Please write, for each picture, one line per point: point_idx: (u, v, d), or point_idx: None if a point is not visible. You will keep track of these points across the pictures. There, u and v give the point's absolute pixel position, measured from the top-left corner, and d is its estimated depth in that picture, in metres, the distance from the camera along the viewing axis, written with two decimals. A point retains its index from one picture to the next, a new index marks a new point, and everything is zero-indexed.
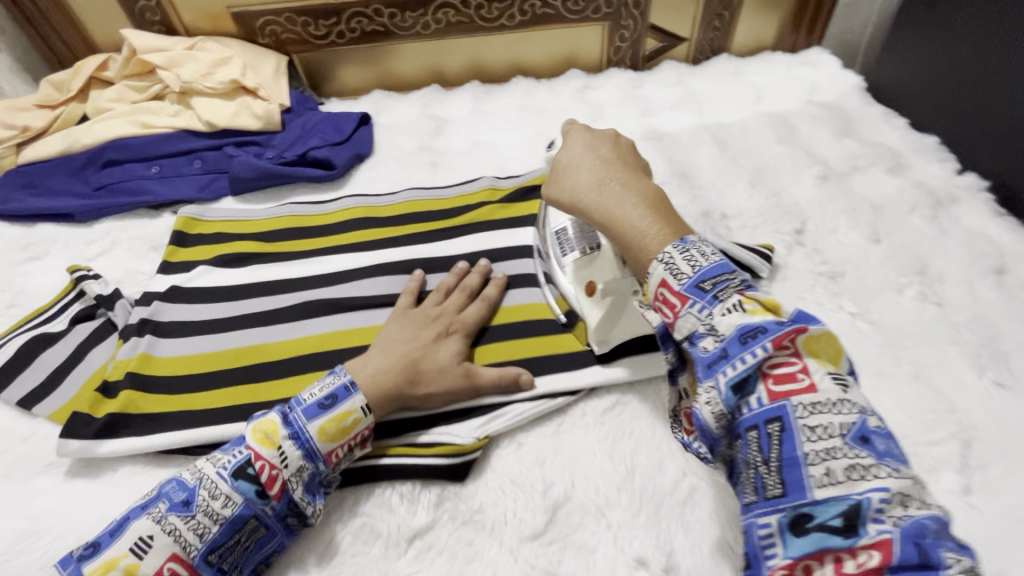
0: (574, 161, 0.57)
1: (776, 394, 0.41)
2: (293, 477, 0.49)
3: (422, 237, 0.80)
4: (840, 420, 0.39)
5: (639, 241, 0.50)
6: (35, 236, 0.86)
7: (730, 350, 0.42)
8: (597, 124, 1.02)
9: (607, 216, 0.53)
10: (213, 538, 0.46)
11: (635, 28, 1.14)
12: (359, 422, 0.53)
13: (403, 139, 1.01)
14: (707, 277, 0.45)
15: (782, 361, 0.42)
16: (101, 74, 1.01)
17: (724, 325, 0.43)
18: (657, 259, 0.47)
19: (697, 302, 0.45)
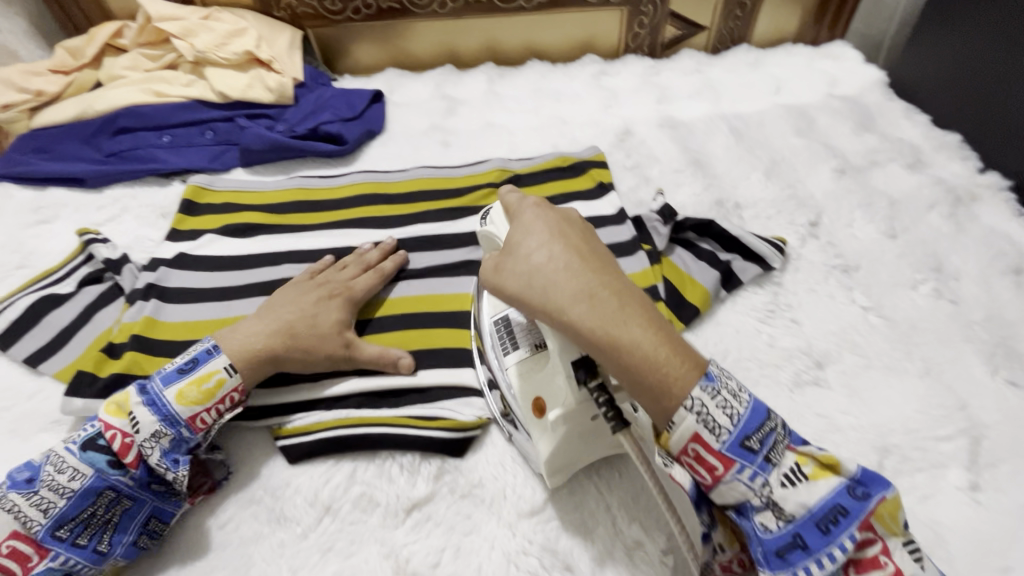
0: (535, 256, 0.43)
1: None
2: (147, 443, 0.49)
3: (430, 215, 0.80)
4: None
5: (658, 385, 0.39)
6: (45, 199, 0.86)
7: (729, 439, 0.39)
8: (612, 110, 1.01)
9: (602, 336, 0.40)
10: (61, 512, 0.46)
11: (655, 14, 1.12)
12: (222, 384, 0.53)
13: (415, 117, 1.00)
14: (751, 431, 0.39)
15: (866, 543, 0.37)
16: (116, 42, 1.01)
17: (788, 502, 0.38)
18: (685, 408, 0.39)
19: (742, 466, 0.39)
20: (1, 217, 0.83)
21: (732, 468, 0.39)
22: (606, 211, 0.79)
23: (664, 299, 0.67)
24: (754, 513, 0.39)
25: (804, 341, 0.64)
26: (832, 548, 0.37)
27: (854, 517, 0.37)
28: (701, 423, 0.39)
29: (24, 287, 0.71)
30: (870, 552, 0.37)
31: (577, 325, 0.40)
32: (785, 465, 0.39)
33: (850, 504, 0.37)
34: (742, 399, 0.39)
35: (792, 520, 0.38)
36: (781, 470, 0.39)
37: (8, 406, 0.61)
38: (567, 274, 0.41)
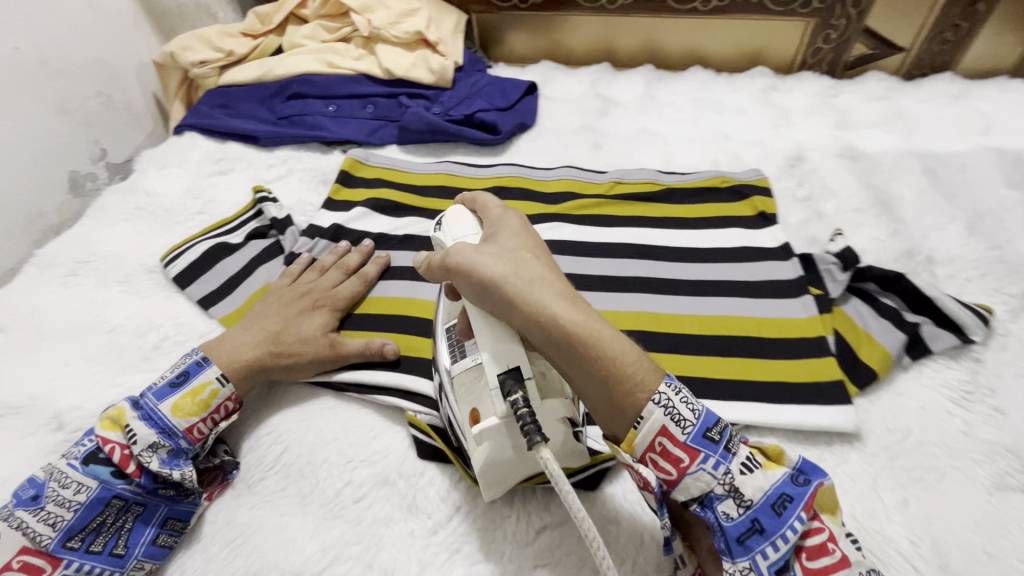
0: (513, 256, 0.44)
1: (811, 571, 0.39)
2: (145, 452, 0.51)
3: (577, 222, 0.77)
4: None
5: (625, 380, 0.41)
6: (225, 152, 0.93)
7: (693, 431, 0.41)
8: (782, 130, 0.92)
9: (588, 330, 0.41)
10: (70, 524, 0.47)
11: (845, 29, 1.00)
12: (216, 393, 0.55)
13: (567, 115, 0.97)
14: (711, 424, 0.42)
15: (814, 530, 0.40)
16: (300, 12, 1.07)
17: (749, 488, 0.40)
18: (654, 400, 0.40)
19: (709, 457, 0.41)
20: (188, 164, 0.91)
21: (697, 458, 0.41)
22: (768, 244, 0.72)
23: (833, 354, 0.60)
24: (718, 503, 0.41)
25: (1011, 437, 0.54)
26: (784, 529, 0.39)
27: (797, 502, 0.40)
28: (668, 416, 0.41)
29: (203, 233, 0.77)
30: (818, 540, 0.40)
31: (560, 318, 0.41)
32: (744, 454, 0.42)
33: None
34: (694, 402, 0.42)
35: (751, 507, 0.40)
36: (741, 458, 0.41)
37: (183, 340, 0.66)
38: (546, 272, 0.43)
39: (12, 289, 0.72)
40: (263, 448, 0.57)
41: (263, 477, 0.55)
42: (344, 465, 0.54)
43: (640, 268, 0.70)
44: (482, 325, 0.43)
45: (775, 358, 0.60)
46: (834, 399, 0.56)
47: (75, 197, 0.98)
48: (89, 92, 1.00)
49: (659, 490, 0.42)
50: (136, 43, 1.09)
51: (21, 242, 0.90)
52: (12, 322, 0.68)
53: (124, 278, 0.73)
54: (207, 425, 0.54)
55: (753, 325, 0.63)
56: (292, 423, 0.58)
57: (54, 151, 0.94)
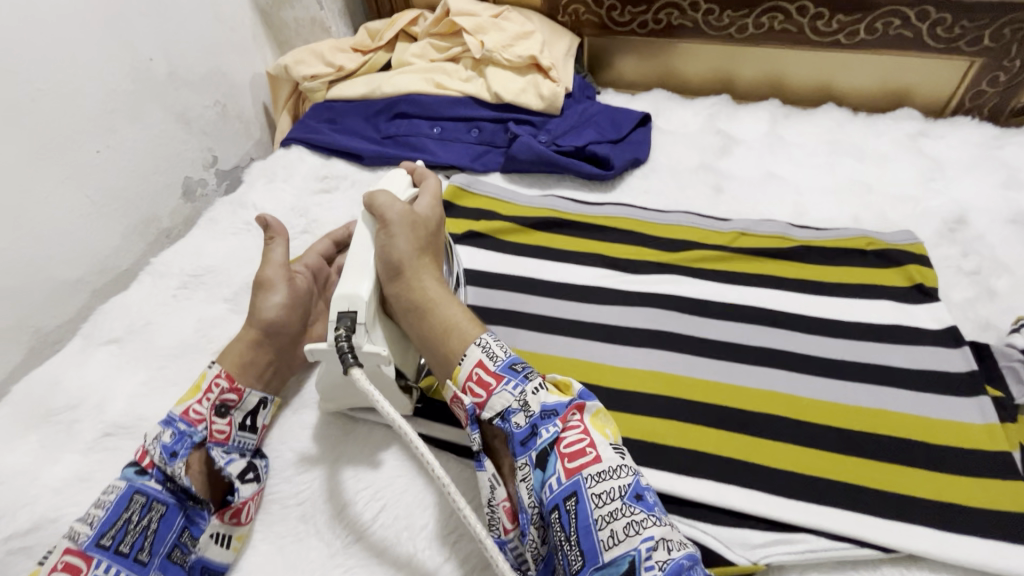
0: (403, 242, 0.55)
1: (571, 471, 0.44)
2: (150, 442, 0.51)
3: (697, 275, 0.69)
4: (621, 489, 0.43)
5: (450, 332, 0.54)
6: (330, 169, 0.93)
7: (501, 363, 0.50)
8: (936, 185, 0.81)
9: (434, 298, 0.55)
10: (101, 524, 0.47)
11: (1018, 72, 0.87)
12: (207, 375, 0.56)
13: (684, 151, 0.90)
14: (518, 360, 0.51)
15: (576, 438, 0.46)
16: (411, 29, 1.06)
17: (534, 401, 0.48)
18: (477, 343, 0.52)
19: (511, 381, 0.49)
20: (295, 179, 0.92)
21: (501, 382, 0.49)
22: (932, 325, 0.61)
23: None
24: (513, 415, 0.48)
25: None
26: (546, 427, 0.47)
27: (558, 412, 0.47)
28: (484, 354, 0.51)
29: None
30: (579, 445, 0.46)
31: (426, 290, 0.55)
32: (536, 381, 0.50)
33: (632, 484, 0.44)
34: (504, 347, 0.52)
35: (533, 416, 0.47)
36: (534, 383, 0.49)
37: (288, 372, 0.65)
38: (431, 260, 0.58)
39: (128, 297, 0.74)
40: (360, 502, 0.54)
41: (359, 536, 0.52)
42: (429, 543, 0.51)
43: (772, 338, 0.62)
44: (362, 262, 0.55)
45: (942, 472, 0.50)
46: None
47: (186, 203, 1.02)
48: (207, 101, 1.03)
49: (471, 413, 0.49)
50: (253, 55, 1.12)
51: (136, 244, 0.93)
52: (128, 333, 0.69)
53: (231, 296, 0.73)
54: (201, 403, 0.53)
55: (916, 426, 0.53)
56: (389, 477, 0.55)
57: (171, 157, 0.98)
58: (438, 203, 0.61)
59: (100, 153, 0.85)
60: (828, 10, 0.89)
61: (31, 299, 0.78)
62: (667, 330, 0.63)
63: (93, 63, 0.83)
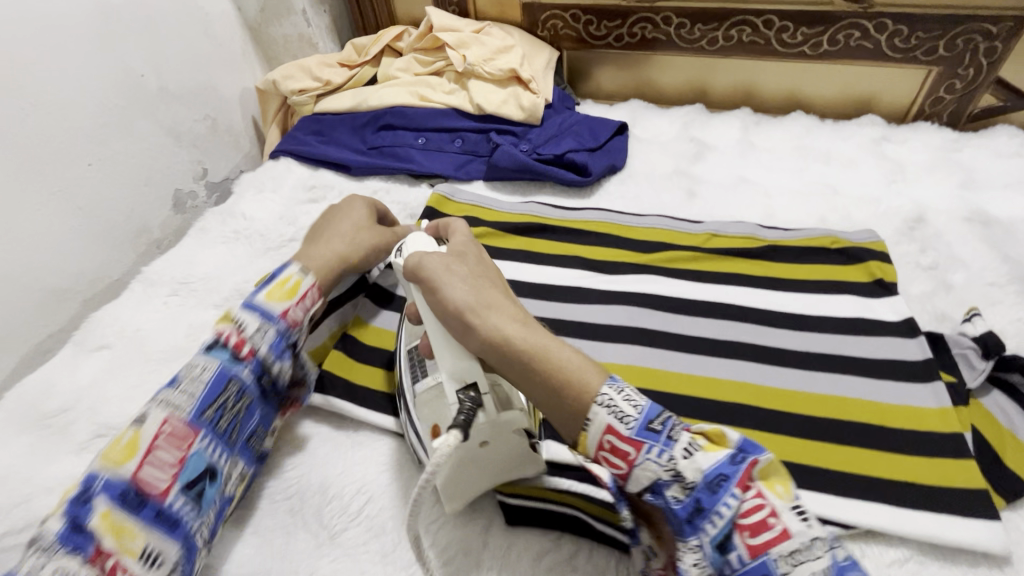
0: (460, 295, 0.45)
1: (755, 548, 0.36)
2: (256, 336, 0.54)
3: (670, 274, 0.73)
4: (824, 571, 0.34)
5: (572, 386, 0.42)
6: (317, 179, 0.96)
7: (636, 425, 0.39)
8: (897, 187, 0.85)
9: (536, 344, 0.43)
10: (204, 397, 0.50)
11: (973, 80, 0.92)
12: (299, 284, 0.59)
13: (659, 157, 0.94)
14: (656, 415, 0.40)
15: (752, 506, 0.37)
16: (396, 45, 1.10)
17: (688, 470, 0.38)
18: (598, 401, 0.40)
19: (653, 447, 0.39)
20: (283, 189, 0.94)
21: (642, 449, 0.39)
22: (889, 317, 0.64)
23: (974, 457, 0.53)
24: (666, 488, 0.38)
25: None
26: (717, 503, 0.37)
27: (728, 483, 0.37)
28: (615, 416, 0.40)
29: None
30: (757, 516, 0.36)
31: (511, 336, 0.44)
32: (684, 440, 0.39)
33: (834, 565, 0.35)
34: (631, 398, 0.40)
35: (692, 489, 0.37)
36: (682, 444, 0.39)
37: None
38: (500, 294, 0.48)
39: (120, 305, 0.76)
40: (346, 496, 0.56)
41: (345, 527, 0.54)
42: (428, 526, 0.53)
43: (740, 332, 0.65)
44: (438, 329, 0.47)
45: (899, 454, 0.53)
46: (976, 511, 0.49)
47: (177, 214, 1.04)
48: (197, 115, 1.06)
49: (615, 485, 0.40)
50: (242, 70, 1.15)
51: (127, 255, 0.95)
52: (119, 339, 0.71)
53: (221, 302, 0.76)
54: (301, 309, 0.58)
55: (874, 411, 0.56)
56: (375, 475, 0.57)
57: (163, 170, 1.00)
58: (471, 250, 0.52)
59: (92, 166, 0.88)
60: (792, 23, 0.94)
61: (22, 310, 0.80)
62: (640, 326, 0.66)
63: (84, 80, 0.86)
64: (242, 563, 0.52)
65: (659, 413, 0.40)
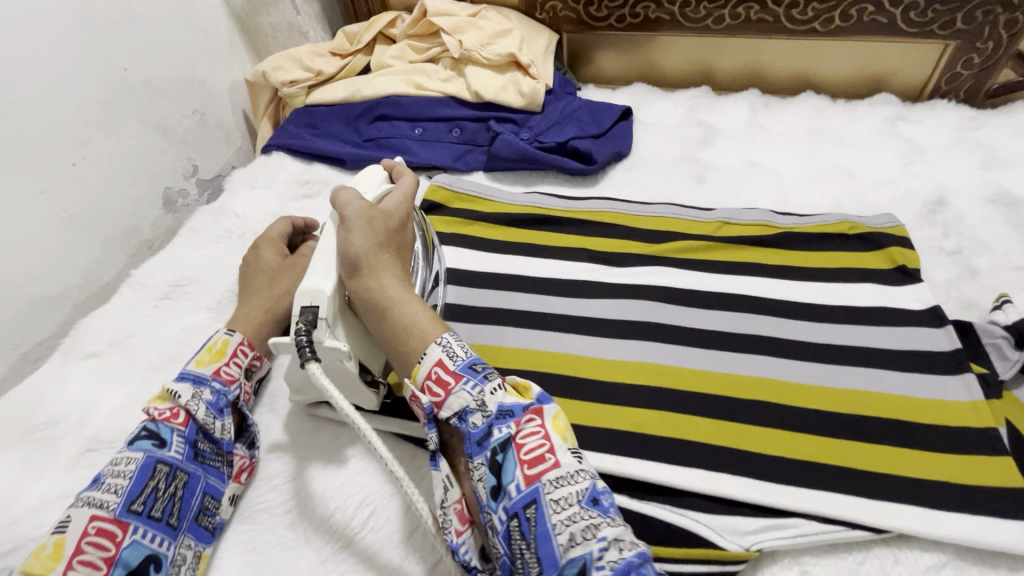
0: (354, 242, 0.52)
1: (531, 477, 0.42)
2: (189, 401, 0.52)
3: (681, 266, 0.69)
4: (579, 492, 0.41)
5: (412, 333, 0.50)
6: (311, 174, 0.93)
7: (461, 363, 0.47)
8: (915, 168, 0.81)
9: (395, 296, 0.52)
10: (128, 491, 0.47)
11: (992, 53, 0.88)
12: (228, 343, 0.58)
13: (665, 143, 0.90)
14: (479, 361, 0.48)
15: (534, 443, 0.43)
16: (388, 31, 1.06)
17: (492, 401, 0.45)
18: (437, 342, 0.49)
19: (469, 380, 0.46)
20: (276, 185, 0.91)
21: (460, 381, 0.46)
22: (914, 306, 0.61)
23: (1011, 454, 0.50)
24: (470, 416, 0.45)
25: None
26: (497, 425, 0.44)
27: (514, 415, 0.45)
28: (445, 353, 0.48)
29: None
30: (538, 452, 0.43)
31: (383, 286, 0.52)
32: (494, 383, 0.47)
33: (590, 488, 0.41)
34: (466, 348, 0.49)
35: (490, 416, 0.45)
36: (491, 385, 0.46)
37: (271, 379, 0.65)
38: (395, 256, 0.55)
39: (109, 310, 0.73)
40: (350, 508, 0.54)
41: (350, 541, 0.53)
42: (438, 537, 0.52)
43: (759, 325, 0.62)
44: (327, 258, 0.52)
45: (931, 453, 0.50)
46: (1016, 513, 0.46)
47: (168, 214, 1.01)
48: (185, 110, 1.02)
49: (428, 411, 0.46)
50: (230, 62, 1.12)
51: (117, 257, 0.92)
52: (109, 346, 0.68)
53: (214, 304, 0.73)
54: (233, 365, 0.57)
55: (901, 405, 0.53)
56: (379, 483, 0.56)
57: (151, 168, 0.97)
58: (394, 208, 0.58)
59: (76, 166, 0.84)
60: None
61: (9, 318, 0.77)
62: (653, 321, 0.63)
63: (65, 75, 0.82)
64: None
65: (489, 368, 0.48)
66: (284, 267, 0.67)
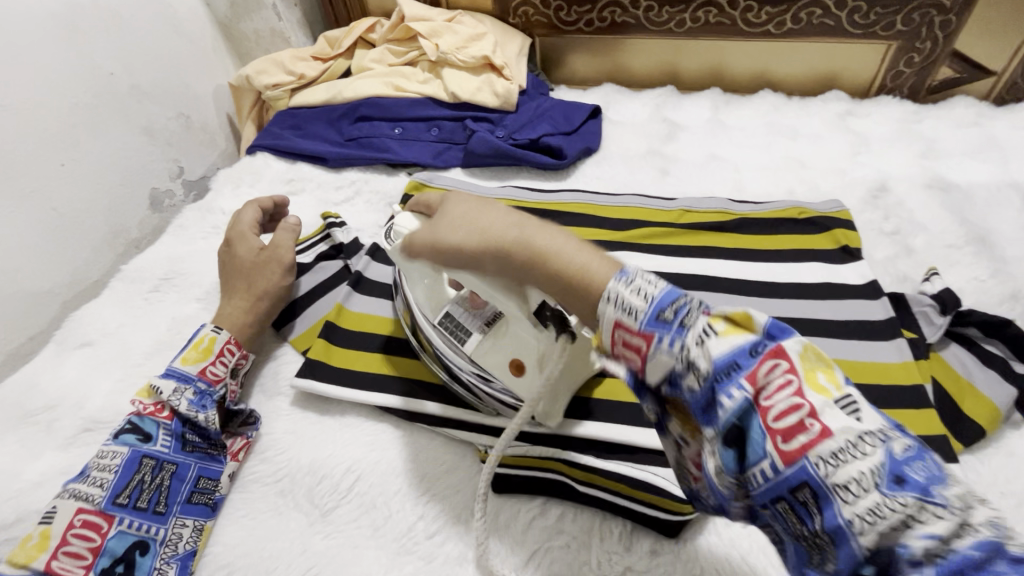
0: (461, 239, 0.42)
1: (789, 454, 0.30)
2: (173, 397, 0.56)
3: (645, 250, 0.75)
4: (873, 471, 0.29)
5: (581, 284, 0.37)
6: (296, 173, 0.96)
7: (645, 317, 0.34)
8: (862, 158, 0.88)
9: (543, 248, 0.39)
10: (114, 483, 0.51)
11: (931, 53, 0.95)
12: (214, 340, 0.61)
13: (632, 138, 0.96)
14: (667, 303, 0.35)
15: (779, 400, 0.31)
16: (368, 36, 1.10)
17: (703, 357, 0.32)
18: (606, 294, 0.36)
19: (664, 336, 0.34)
20: (261, 184, 0.95)
21: (653, 341, 0.34)
22: (854, 281, 0.67)
23: (934, 407, 0.56)
24: (682, 379, 0.34)
25: None
26: (725, 395, 0.32)
27: (744, 372, 0.32)
28: (620, 311, 0.35)
29: None
30: (794, 418, 0.30)
31: (524, 242, 0.39)
32: (699, 325, 0.34)
33: (884, 458, 0.29)
34: (655, 284, 0.35)
35: (708, 378, 0.32)
36: (695, 331, 0.33)
37: (259, 362, 0.68)
38: (500, 214, 0.42)
39: (101, 303, 0.75)
40: (337, 475, 0.57)
41: (337, 505, 0.55)
42: (417, 499, 0.55)
43: (714, 301, 0.67)
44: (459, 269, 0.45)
45: None
46: (937, 457, 0.52)
47: (154, 214, 1.03)
48: (170, 113, 1.05)
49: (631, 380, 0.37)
50: (214, 67, 1.15)
51: (105, 256, 0.95)
52: (102, 336, 0.71)
53: (203, 295, 0.76)
54: (217, 365, 0.60)
55: (840, 367, 0.59)
56: (364, 453, 0.58)
57: (137, 170, 0.99)
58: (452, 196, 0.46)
59: (64, 167, 0.87)
60: (756, 3, 0.96)
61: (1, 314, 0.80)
62: None
63: (53, 79, 0.85)
64: (234, 543, 0.54)
65: (680, 296, 0.35)
66: (258, 262, 0.68)
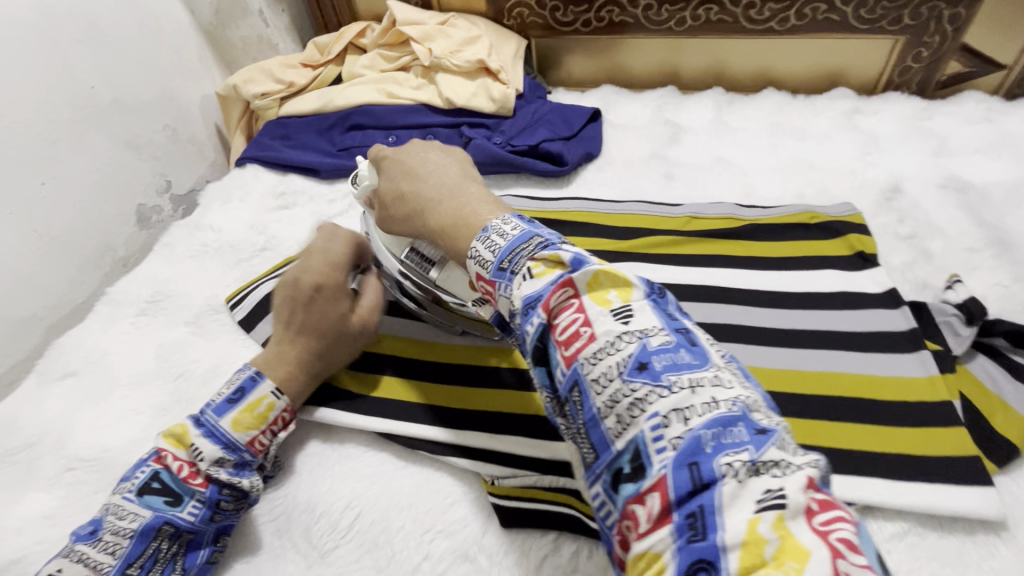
0: (402, 203, 0.53)
1: (569, 358, 0.35)
2: (213, 467, 0.51)
3: (652, 261, 0.72)
4: (621, 364, 0.34)
5: (463, 236, 0.46)
6: (287, 185, 0.93)
7: (493, 268, 0.41)
8: (872, 158, 0.85)
9: (444, 220, 0.48)
10: (128, 552, 0.47)
11: (939, 47, 0.93)
12: (273, 407, 0.55)
13: (634, 142, 0.93)
14: (508, 253, 0.41)
15: (568, 320, 0.36)
16: (359, 41, 1.07)
17: (517, 298, 0.38)
18: (473, 250, 0.43)
19: (503, 284, 0.40)
20: (251, 197, 0.91)
21: (497, 288, 0.40)
22: (873, 289, 0.64)
23: (966, 425, 0.53)
24: (518, 322, 0.39)
25: None
26: (529, 324, 0.37)
27: (542, 303, 0.37)
28: (480, 264, 0.42)
29: (265, 274, 0.74)
30: (573, 330, 0.36)
31: (432, 219, 0.49)
32: (523, 271, 0.39)
33: (634, 352, 0.34)
34: (508, 235, 0.42)
35: (522, 315, 0.38)
36: (519, 277, 0.39)
37: None
38: (433, 189, 0.51)
39: (85, 329, 0.72)
40: (335, 512, 0.54)
41: (337, 545, 0.52)
42: (422, 537, 0.52)
43: (727, 314, 0.64)
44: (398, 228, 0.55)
45: (893, 429, 0.53)
46: (973, 479, 0.49)
47: (141, 230, 1.00)
48: (156, 125, 1.02)
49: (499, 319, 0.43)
50: (200, 76, 1.11)
51: (91, 276, 0.91)
52: (86, 365, 0.68)
53: (192, 318, 0.73)
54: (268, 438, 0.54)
55: (864, 383, 0.56)
56: (365, 488, 0.55)
57: (122, 186, 0.96)
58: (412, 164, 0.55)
59: (45, 185, 0.83)
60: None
61: None
62: None
63: (31, 93, 0.82)
64: None
65: (527, 241, 0.41)
66: (322, 302, 0.59)
